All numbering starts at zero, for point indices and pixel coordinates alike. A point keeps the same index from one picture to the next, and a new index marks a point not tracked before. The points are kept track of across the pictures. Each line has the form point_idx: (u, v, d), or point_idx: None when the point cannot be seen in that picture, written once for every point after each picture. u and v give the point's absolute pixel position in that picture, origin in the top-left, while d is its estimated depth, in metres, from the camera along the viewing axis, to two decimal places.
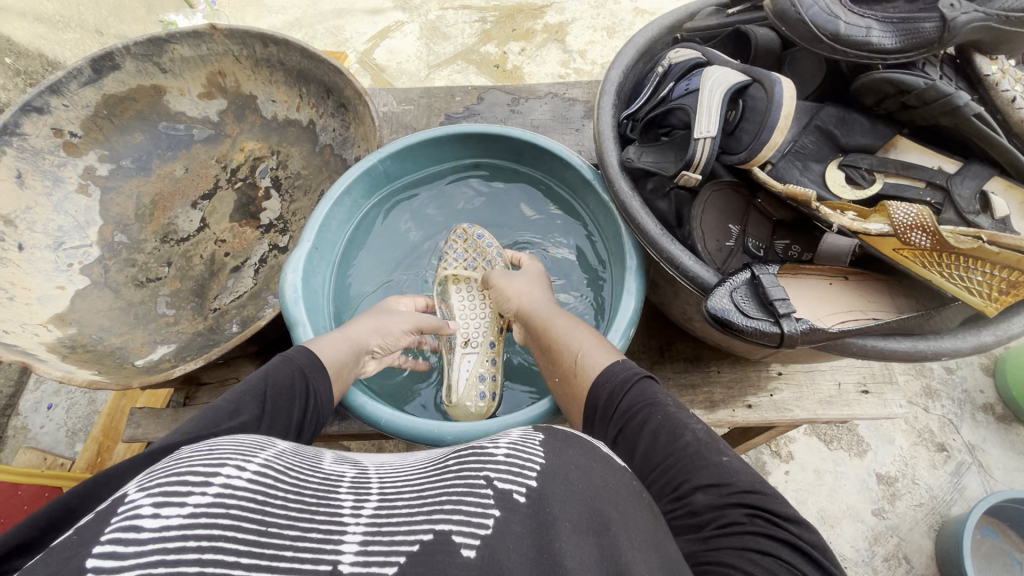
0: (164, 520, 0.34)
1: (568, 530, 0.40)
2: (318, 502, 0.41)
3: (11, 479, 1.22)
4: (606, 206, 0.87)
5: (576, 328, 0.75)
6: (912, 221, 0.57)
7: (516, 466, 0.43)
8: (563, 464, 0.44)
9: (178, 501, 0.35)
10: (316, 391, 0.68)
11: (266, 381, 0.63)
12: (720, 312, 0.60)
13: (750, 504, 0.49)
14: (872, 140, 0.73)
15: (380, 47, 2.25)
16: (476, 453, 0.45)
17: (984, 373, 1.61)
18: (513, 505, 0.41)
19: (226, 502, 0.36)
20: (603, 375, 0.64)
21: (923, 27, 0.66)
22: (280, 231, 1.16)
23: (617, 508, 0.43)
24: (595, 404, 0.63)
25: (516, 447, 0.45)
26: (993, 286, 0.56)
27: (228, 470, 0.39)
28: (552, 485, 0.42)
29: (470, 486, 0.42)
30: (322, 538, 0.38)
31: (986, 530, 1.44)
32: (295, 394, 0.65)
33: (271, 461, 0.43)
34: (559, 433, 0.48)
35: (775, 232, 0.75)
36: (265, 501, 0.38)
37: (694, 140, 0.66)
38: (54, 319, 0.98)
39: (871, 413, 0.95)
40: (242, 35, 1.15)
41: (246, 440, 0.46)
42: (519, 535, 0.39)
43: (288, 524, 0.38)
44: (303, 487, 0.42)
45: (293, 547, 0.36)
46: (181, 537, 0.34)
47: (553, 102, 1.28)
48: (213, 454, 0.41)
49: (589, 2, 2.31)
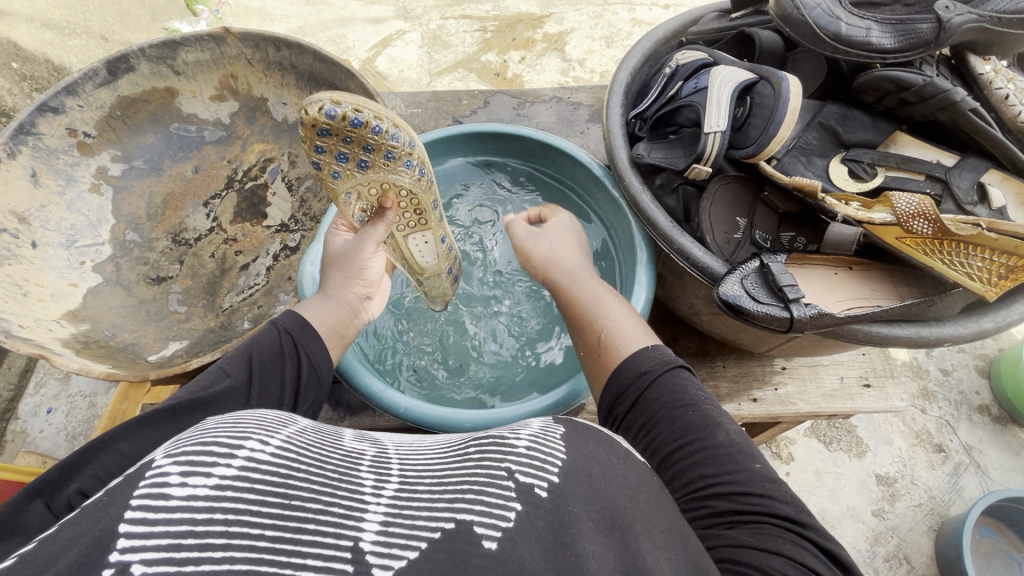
0: (191, 490, 0.35)
1: (589, 529, 0.40)
2: (339, 477, 0.41)
3: (18, 479, 1.23)
4: (615, 201, 0.90)
5: (608, 298, 0.73)
6: (914, 209, 0.60)
7: (536, 461, 0.44)
8: (585, 460, 0.45)
9: (205, 471, 0.36)
10: (308, 351, 0.66)
11: (253, 347, 0.62)
12: (731, 299, 0.63)
13: (777, 514, 0.48)
14: (872, 136, 0.76)
15: (382, 55, 2.28)
16: (497, 442, 0.45)
17: (980, 375, 1.64)
18: (535, 498, 0.41)
19: (250, 477, 0.37)
20: (632, 359, 0.61)
21: (920, 28, 0.69)
22: (291, 230, 1.17)
23: (638, 506, 0.44)
24: (638, 369, 0.59)
25: (536, 440, 0.46)
26: (992, 270, 0.59)
27: (251, 444, 0.39)
28: (572, 482, 0.43)
29: (491, 476, 0.42)
30: (343, 513, 0.38)
31: (985, 530, 1.46)
32: (284, 355, 0.64)
33: (292, 437, 0.43)
34: (579, 428, 0.50)
35: (780, 224, 0.78)
36: (288, 475, 0.39)
37: (704, 134, 0.68)
38: (67, 315, 0.99)
39: (874, 407, 0.97)
40: (255, 38, 1.18)
41: (269, 416, 0.46)
42: (540, 530, 0.40)
43: (311, 497, 0.38)
44: (325, 461, 0.42)
45: (315, 520, 0.37)
46: (208, 508, 0.34)
47: (558, 106, 1.31)
48: (238, 428, 0.41)
49: (588, 12, 2.36)
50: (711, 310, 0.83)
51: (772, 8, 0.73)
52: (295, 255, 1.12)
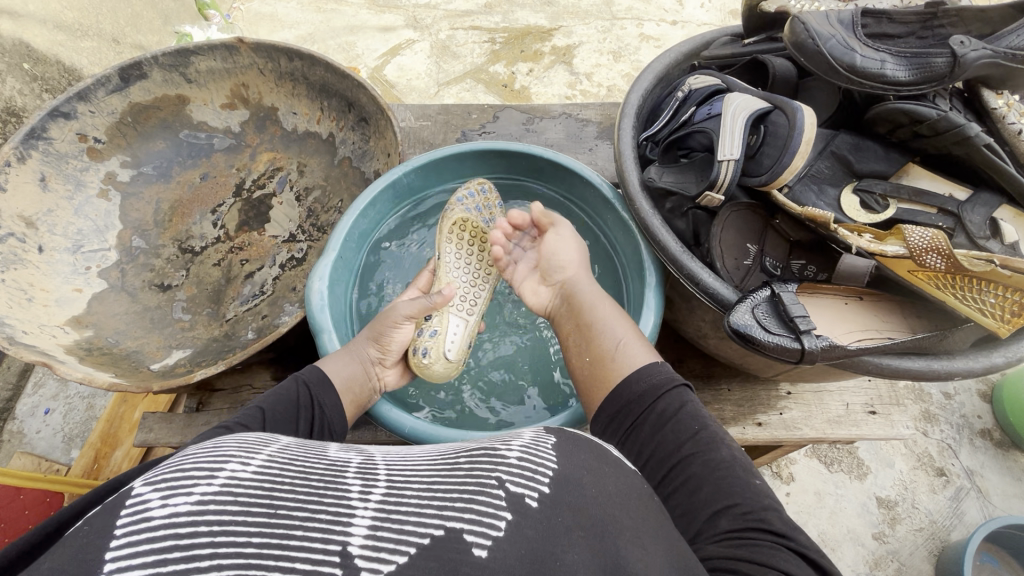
0: (173, 508, 0.35)
1: (577, 540, 0.39)
2: (325, 486, 0.39)
3: (14, 483, 1.22)
4: (625, 224, 0.90)
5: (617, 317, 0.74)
6: (927, 244, 0.60)
7: (527, 470, 0.42)
8: (576, 469, 0.44)
9: (186, 490, 0.36)
10: (321, 403, 0.68)
11: (270, 398, 0.63)
12: (741, 327, 0.62)
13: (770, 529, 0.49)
14: (885, 167, 0.76)
15: (390, 64, 2.30)
16: (487, 453, 0.44)
17: (982, 399, 1.63)
18: (526, 508, 0.39)
19: (234, 490, 0.37)
20: (637, 378, 0.62)
21: (935, 62, 0.70)
22: (298, 239, 1.17)
23: (627, 514, 0.44)
24: (632, 395, 0.61)
25: (527, 450, 0.44)
26: (1005, 308, 0.59)
27: (232, 465, 0.39)
28: (562, 493, 0.42)
29: (482, 485, 0.40)
30: (330, 519, 0.36)
31: (986, 556, 1.45)
32: (300, 405, 0.65)
33: (275, 455, 0.42)
34: (568, 436, 0.48)
35: (791, 252, 0.78)
36: (272, 487, 0.38)
37: (718, 162, 0.68)
38: (71, 321, 0.98)
39: (879, 433, 0.96)
40: (268, 48, 1.18)
41: (250, 438, 0.45)
42: (530, 539, 0.38)
43: (297, 506, 0.37)
44: (309, 472, 0.41)
45: (303, 526, 0.36)
46: (192, 522, 0.34)
47: (567, 122, 1.31)
48: (217, 452, 0.41)
49: (596, 26, 2.37)
50: (719, 334, 0.83)
51: (787, 36, 0.74)
52: (301, 265, 1.12)
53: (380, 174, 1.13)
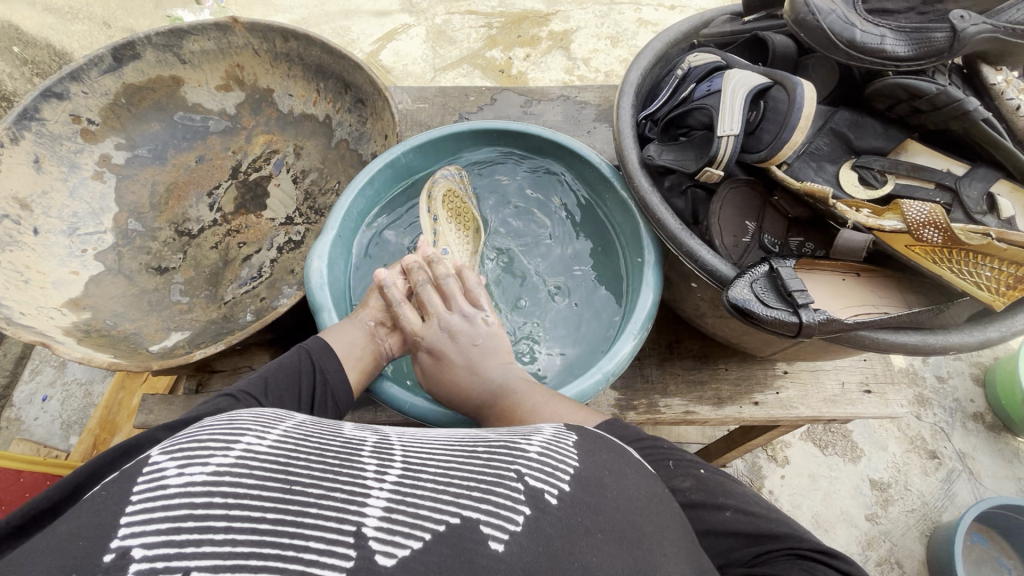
0: (189, 477, 0.35)
1: (597, 541, 0.38)
2: (341, 464, 0.39)
3: (12, 465, 1.22)
4: (623, 202, 0.91)
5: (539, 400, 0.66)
6: (925, 218, 0.60)
7: (548, 467, 0.41)
8: (599, 468, 0.44)
9: (201, 461, 0.36)
10: (324, 369, 0.69)
11: (273, 367, 0.66)
12: (740, 302, 0.63)
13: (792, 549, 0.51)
14: (884, 143, 0.76)
15: (387, 49, 2.27)
16: (507, 446, 0.44)
17: (975, 383, 1.65)
18: (544, 505, 0.39)
19: (248, 464, 0.37)
20: None
21: (934, 37, 0.70)
22: (297, 222, 1.16)
23: (651, 520, 0.42)
24: None
25: (548, 446, 0.44)
26: (999, 281, 0.59)
27: (248, 439, 0.39)
28: (583, 492, 0.41)
29: (500, 477, 0.40)
30: (345, 498, 0.36)
31: (976, 537, 1.47)
32: (302, 373, 0.67)
33: (291, 431, 0.42)
34: (590, 435, 0.47)
35: (789, 229, 0.78)
36: (287, 463, 0.38)
37: (717, 137, 0.69)
38: (68, 303, 0.98)
39: (874, 412, 0.97)
40: (262, 29, 1.17)
41: (266, 413, 0.45)
42: (550, 537, 0.37)
43: (312, 483, 0.37)
44: (325, 450, 0.41)
45: (317, 505, 0.35)
46: (207, 493, 0.34)
47: (565, 104, 1.30)
48: (233, 425, 0.41)
49: (594, 11, 2.35)
50: (717, 313, 0.83)
51: (787, 11, 0.73)
52: (300, 248, 1.11)
53: (377, 155, 1.12)
